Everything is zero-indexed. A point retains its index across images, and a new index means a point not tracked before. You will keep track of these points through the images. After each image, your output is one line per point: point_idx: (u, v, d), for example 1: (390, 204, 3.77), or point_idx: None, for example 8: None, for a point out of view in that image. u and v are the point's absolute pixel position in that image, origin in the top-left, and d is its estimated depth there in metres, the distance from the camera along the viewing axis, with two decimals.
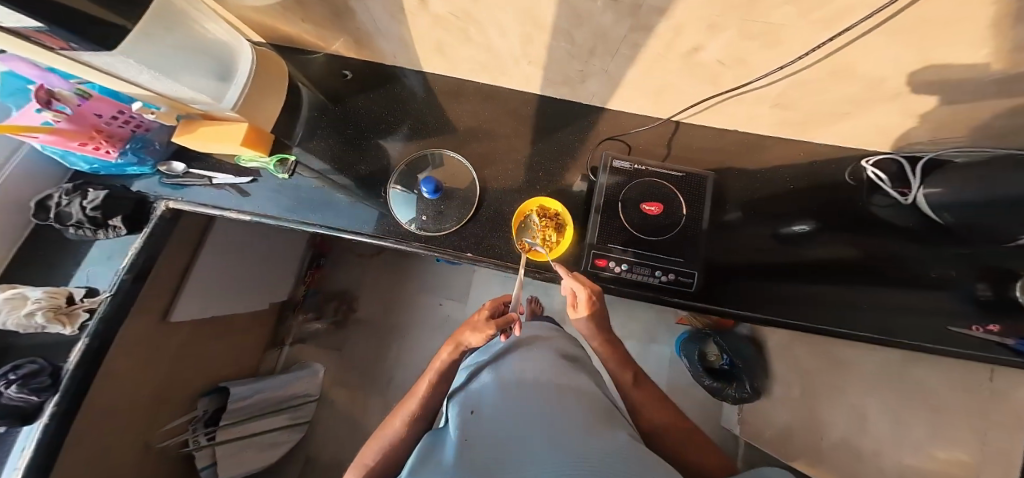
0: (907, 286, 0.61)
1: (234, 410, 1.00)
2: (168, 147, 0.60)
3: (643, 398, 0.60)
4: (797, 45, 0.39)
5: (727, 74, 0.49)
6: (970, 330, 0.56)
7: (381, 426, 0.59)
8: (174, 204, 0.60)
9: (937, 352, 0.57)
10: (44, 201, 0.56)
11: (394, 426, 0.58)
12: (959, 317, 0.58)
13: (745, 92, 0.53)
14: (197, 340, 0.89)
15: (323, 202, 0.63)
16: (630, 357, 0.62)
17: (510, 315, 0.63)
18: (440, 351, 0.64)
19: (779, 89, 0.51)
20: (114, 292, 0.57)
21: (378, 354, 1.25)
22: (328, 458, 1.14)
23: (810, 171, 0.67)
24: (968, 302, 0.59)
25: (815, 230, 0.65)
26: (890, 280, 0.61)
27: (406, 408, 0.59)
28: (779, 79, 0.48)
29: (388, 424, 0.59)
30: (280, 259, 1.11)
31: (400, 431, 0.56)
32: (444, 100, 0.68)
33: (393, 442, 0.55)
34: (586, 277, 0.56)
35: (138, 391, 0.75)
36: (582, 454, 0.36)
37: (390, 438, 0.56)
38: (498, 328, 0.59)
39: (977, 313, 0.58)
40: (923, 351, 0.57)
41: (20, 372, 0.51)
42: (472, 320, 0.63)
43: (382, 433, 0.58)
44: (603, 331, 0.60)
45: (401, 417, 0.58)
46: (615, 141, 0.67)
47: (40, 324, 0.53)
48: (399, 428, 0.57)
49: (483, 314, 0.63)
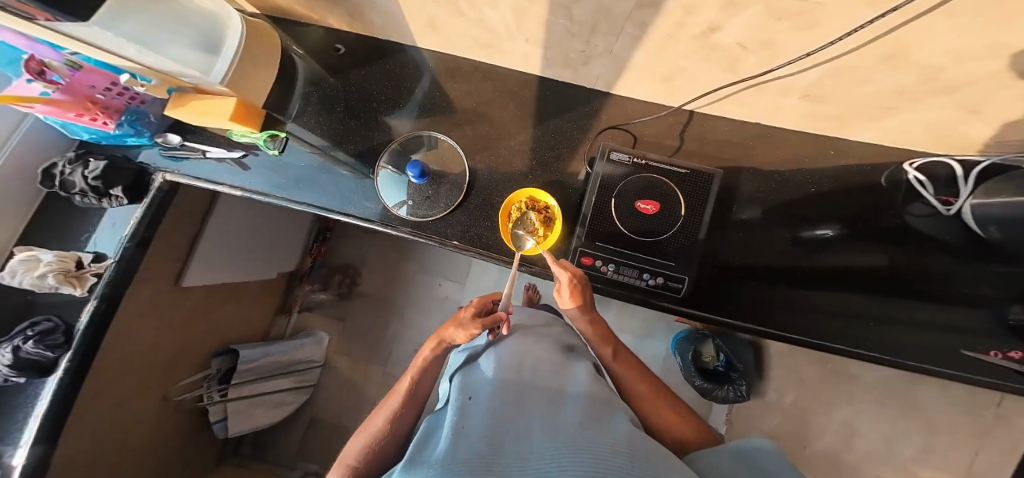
0: (943, 303, 0.57)
1: (243, 370, 1.06)
2: (163, 120, 0.63)
3: (624, 372, 0.58)
4: (830, 31, 0.34)
5: (748, 59, 0.43)
6: (988, 355, 0.54)
7: (361, 426, 0.55)
8: (170, 176, 0.64)
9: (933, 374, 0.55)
10: (50, 170, 0.60)
11: (373, 425, 0.53)
12: (983, 339, 0.55)
13: (768, 81, 0.47)
14: (209, 306, 0.94)
15: (313, 180, 0.65)
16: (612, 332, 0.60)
17: (498, 314, 0.58)
18: (422, 349, 0.58)
19: (809, 80, 0.44)
20: (118, 259, 0.63)
21: (380, 327, 1.30)
22: (330, 418, 1.24)
23: (843, 172, 0.60)
24: (1000, 325, 0.55)
25: (839, 237, 0.60)
26: (919, 294, 0.57)
27: (386, 407, 0.55)
28: (809, 69, 0.42)
29: (368, 424, 0.55)
30: (288, 230, 1.14)
31: (380, 429, 0.52)
32: (441, 79, 0.66)
33: (376, 439, 0.51)
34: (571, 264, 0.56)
35: (154, 351, 0.81)
36: (592, 458, 0.34)
37: (368, 438, 0.52)
38: (485, 327, 0.54)
39: (1008, 337, 0.54)
40: (916, 371, 0.56)
41: (37, 329, 0.59)
42: (456, 317, 0.57)
43: (359, 436, 0.54)
44: (590, 311, 0.57)
45: (381, 417, 0.54)
46: (619, 130, 0.63)
47: (54, 285, 0.59)
48: (381, 427, 0.52)
49: (468, 311, 0.58)
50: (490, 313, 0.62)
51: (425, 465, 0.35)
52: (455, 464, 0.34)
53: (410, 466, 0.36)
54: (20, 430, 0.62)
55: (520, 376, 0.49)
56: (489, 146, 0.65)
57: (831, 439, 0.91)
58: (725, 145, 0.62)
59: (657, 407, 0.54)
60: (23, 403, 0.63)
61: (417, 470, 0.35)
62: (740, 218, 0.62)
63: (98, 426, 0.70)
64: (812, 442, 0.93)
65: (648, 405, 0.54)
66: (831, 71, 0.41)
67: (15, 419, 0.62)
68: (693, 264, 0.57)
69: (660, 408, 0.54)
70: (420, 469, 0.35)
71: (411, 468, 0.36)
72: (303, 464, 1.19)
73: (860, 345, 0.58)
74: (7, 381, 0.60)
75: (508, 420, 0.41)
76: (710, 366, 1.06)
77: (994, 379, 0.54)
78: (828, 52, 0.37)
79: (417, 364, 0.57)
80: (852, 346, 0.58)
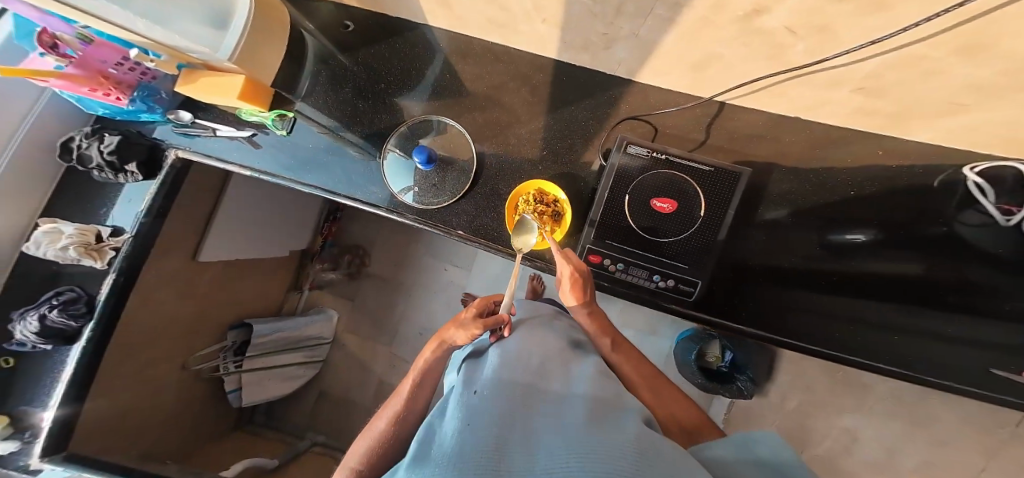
0: (976, 316, 0.54)
1: (258, 344, 1.10)
2: (174, 97, 0.63)
3: (622, 361, 0.60)
4: (903, 15, 0.29)
5: (798, 46, 0.38)
6: (1019, 375, 0.52)
7: (364, 429, 0.56)
8: (183, 153, 0.65)
9: (956, 392, 0.53)
10: (68, 144, 0.62)
11: (374, 430, 0.54)
12: (1015, 357, 0.53)
13: (816, 72, 0.42)
14: (224, 281, 0.98)
15: (320, 162, 0.65)
16: (609, 322, 0.62)
17: (500, 316, 0.58)
18: (423, 351, 0.58)
19: (867, 71, 0.39)
20: (135, 234, 0.65)
21: (388, 308, 1.32)
22: (339, 392, 1.29)
23: (890, 173, 0.54)
24: None
25: (874, 243, 0.56)
26: (948, 307, 0.55)
27: (388, 411, 0.55)
28: (871, 57, 0.37)
29: (371, 428, 0.55)
30: (300, 209, 1.16)
31: (381, 434, 0.53)
32: (453, 61, 0.63)
33: (378, 443, 0.52)
34: (576, 256, 0.56)
35: (173, 322, 0.85)
36: (591, 445, 0.32)
37: (369, 441, 0.53)
38: (486, 328, 0.53)
39: None
40: (939, 389, 0.54)
41: (61, 299, 0.63)
42: (458, 316, 0.56)
43: (362, 440, 0.54)
44: (589, 306, 0.58)
45: (382, 421, 0.54)
46: (639, 121, 0.60)
47: (75, 257, 0.62)
48: (382, 432, 0.53)
49: (471, 311, 0.57)
50: (491, 314, 0.62)
51: (430, 461, 0.33)
52: (461, 457, 0.32)
53: (415, 464, 0.35)
54: (49, 393, 0.66)
55: (526, 368, 0.47)
56: (499, 133, 0.63)
57: (830, 445, 0.93)
58: (751, 140, 0.58)
59: (659, 402, 0.54)
60: (51, 369, 0.67)
61: (423, 466, 0.33)
62: (765, 219, 0.58)
63: (121, 389, 0.75)
64: (810, 446, 0.94)
65: (649, 399, 0.54)
66: (897, 60, 0.36)
67: (43, 383, 0.66)
68: (707, 268, 0.55)
69: (661, 402, 0.53)
70: (426, 465, 0.33)
71: (416, 465, 0.34)
72: (312, 433, 1.25)
73: (880, 359, 0.56)
74: (35, 347, 0.64)
75: (515, 411, 0.39)
76: (714, 366, 0.97)
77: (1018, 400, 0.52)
78: (899, 37, 0.32)
79: (414, 372, 0.57)
80: (871, 360, 0.56)
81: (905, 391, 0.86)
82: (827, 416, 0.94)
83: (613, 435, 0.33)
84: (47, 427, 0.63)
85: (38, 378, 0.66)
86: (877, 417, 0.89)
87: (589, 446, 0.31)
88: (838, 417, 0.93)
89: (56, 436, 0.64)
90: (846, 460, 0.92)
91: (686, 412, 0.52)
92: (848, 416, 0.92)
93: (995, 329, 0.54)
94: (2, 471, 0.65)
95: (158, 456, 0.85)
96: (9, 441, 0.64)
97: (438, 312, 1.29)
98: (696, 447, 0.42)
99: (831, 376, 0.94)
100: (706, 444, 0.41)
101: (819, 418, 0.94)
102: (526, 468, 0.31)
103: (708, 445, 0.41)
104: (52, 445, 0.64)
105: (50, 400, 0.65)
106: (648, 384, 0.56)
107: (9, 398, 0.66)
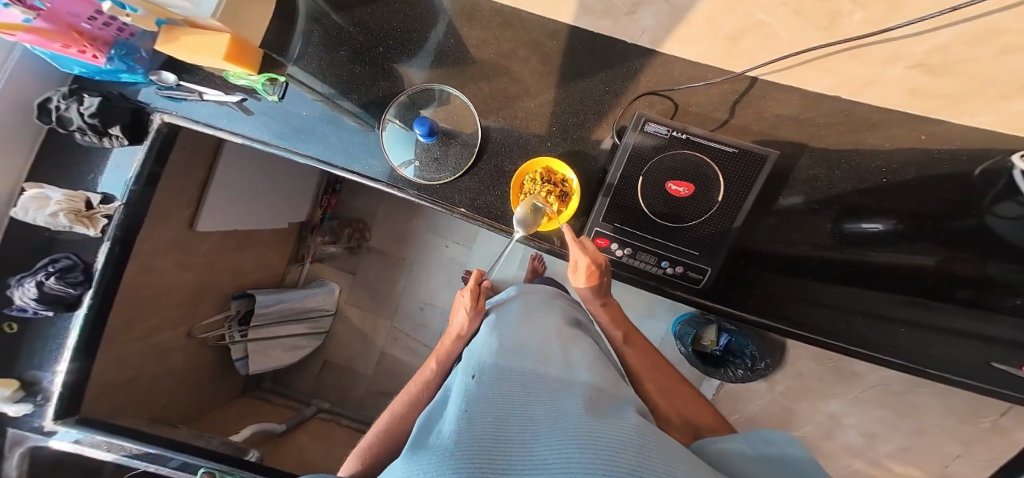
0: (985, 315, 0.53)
1: (261, 314, 1.11)
2: (156, 55, 0.59)
3: (635, 356, 0.60)
4: None
5: None
6: (1018, 369, 0.51)
7: (380, 415, 0.58)
8: (168, 118, 0.62)
9: (958, 386, 0.52)
10: (45, 104, 0.58)
11: (393, 410, 0.57)
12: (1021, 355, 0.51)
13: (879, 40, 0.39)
14: (223, 250, 0.96)
15: (314, 130, 0.61)
16: (623, 316, 0.62)
17: (480, 288, 0.65)
18: (442, 349, 0.64)
19: (934, 44, 0.37)
20: (127, 202, 0.64)
21: (389, 282, 1.32)
22: (342, 362, 1.32)
23: (930, 162, 0.49)
24: None
25: (891, 232, 0.53)
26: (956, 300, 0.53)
27: (404, 395, 0.59)
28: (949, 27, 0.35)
29: (389, 409, 0.58)
30: (297, 181, 1.12)
31: (396, 414, 0.55)
32: (458, 22, 0.58)
33: (392, 422, 0.54)
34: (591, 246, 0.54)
35: (173, 293, 0.85)
36: (595, 433, 0.29)
37: (385, 424, 0.55)
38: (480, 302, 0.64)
39: None
40: (939, 381, 0.53)
41: (57, 266, 0.61)
42: (458, 316, 0.65)
43: (377, 425, 0.56)
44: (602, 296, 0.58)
45: (399, 403, 0.58)
46: (659, 97, 0.55)
47: (67, 224, 0.60)
48: (397, 415, 0.55)
49: (462, 315, 0.64)
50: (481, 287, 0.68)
51: (427, 450, 0.32)
52: (456, 447, 0.30)
53: (413, 452, 0.33)
54: (54, 359, 0.66)
55: (527, 354, 0.45)
56: (506, 105, 0.59)
57: (812, 428, 0.99)
58: (779, 120, 0.52)
59: (665, 397, 0.53)
60: (54, 336, 0.66)
61: (421, 455, 0.31)
62: (782, 206, 0.55)
63: (122, 355, 0.75)
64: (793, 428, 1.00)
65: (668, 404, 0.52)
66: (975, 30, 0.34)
67: (47, 348, 0.66)
68: (718, 257, 0.52)
69: (675, 399, 0.53)
70: (422, 453, 0.32)
71: (413, 453, 0.33)
72: (317, 400, 1.28)
73: (884, 350, 0.54)
74: (37, 313, 0.63)
75: (515, 400, 0.37)
76: (708, 349, 0.99)
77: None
78: (983, 4, 0.32)
79: (435, 360, 0.63)
80: (876, 351, 0.54)
81: (894, 381, 0.86)
82: (814, 402, 0.96)
83: (616, 423, 0.31)
84: (57, 391, 0.64)
85: (41, 345, 0.66)
86: (861, 403, 0.91)
87: (591, 434, 0.29)
88: (823, 403, 0.95)
89: (67, 401, 0.66)
90: (824, 441, 0.96)
91: (697, 410, 0.51)
92: (832, 401, 0.94)
93: (1001, 325, 0.53)
94: (16, 432, 0.66)
95: (168, 421, 0.88)
96: (21, 403, 0.65)
97: (439, 287, 1.29)
98: (703, 443, 0.39)
99: (823, 363, 0.94)
100: (713, 441, 0.38)
101: (806, 402, 0.99)
102: (525, 461, 0.29)
103: (715, 441, 0.38)
104: (64, 409, 0.65)
105: (57, 365, 0.66)
106: (655, 381, 0.56)
107: (17, 363, 0.66)
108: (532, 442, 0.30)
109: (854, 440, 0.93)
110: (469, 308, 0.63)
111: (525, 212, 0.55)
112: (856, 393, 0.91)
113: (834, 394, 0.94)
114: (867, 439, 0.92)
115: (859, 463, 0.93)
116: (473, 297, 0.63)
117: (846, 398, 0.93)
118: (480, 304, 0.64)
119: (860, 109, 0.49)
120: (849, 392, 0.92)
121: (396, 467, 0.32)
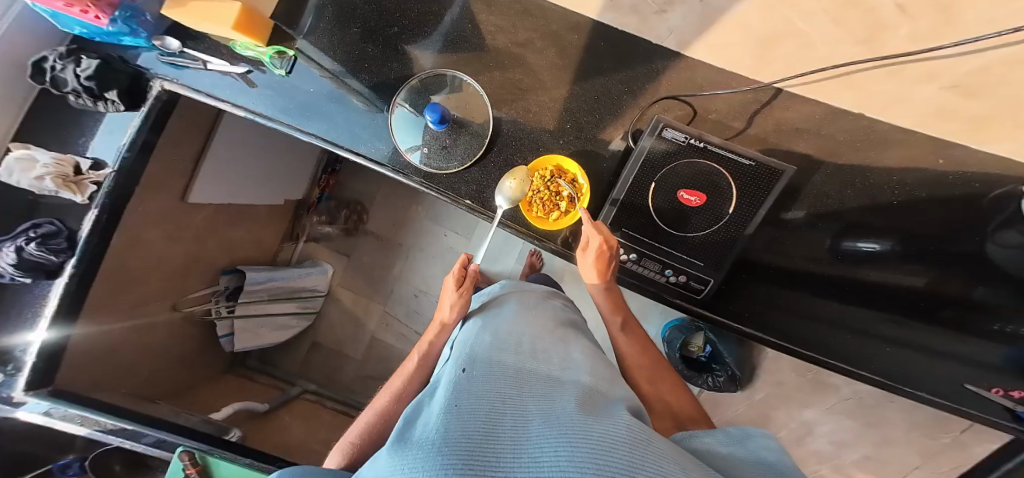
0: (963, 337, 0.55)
1: (252, 291, 1.09)
2: (160, 20, 0.56)
3: (630, 343, 0.60)
4: None
5: None
6: (989, 391, 0.53)
7: (367, 407, 0.58)
8: (168, 86, 0.59)
9: (927, 402, 0.54)
10: (39, 63, 0.55)
11: (378, 404, 0.57)
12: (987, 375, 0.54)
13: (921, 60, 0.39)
14: (216, 223, 0.94)
15: (322, 109, 0.59)
16: (625, 302, 0.61)
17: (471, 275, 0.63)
18: (428, 335, 0.64)
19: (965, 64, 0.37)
20: (117, 170, 0.60)
21: (383, 267, 1.31)
22: (331, 344, 1.31)
23: (939, 184, 0.49)
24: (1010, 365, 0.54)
25: (891, 254, 0.54)
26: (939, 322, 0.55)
27: (390, 388, 0.59)
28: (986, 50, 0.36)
29: (376, 403, 0.58)
30: (295, 157, 1.10)
31: (381, 410, 0.55)
32: (476, 6, 0.56)
33: (379, 417, 0.54)
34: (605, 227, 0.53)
35: (162, 264, 0.83)
36: (585, 430, 0.29)
37: (372, 417, 0.55)
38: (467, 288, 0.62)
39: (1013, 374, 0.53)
40: (911, 398, 0.54)
41: (38, 232, 0.58)
42: (444, 303, 0.63)
43: (364, 417, 0.56)
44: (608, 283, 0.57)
45: (386, 396, 0.58)
46: (677, 101, 0.54)
47: (52, 189, 0.57)
48: (383, 408, 0.55)
49: (450, 298, 0.62)
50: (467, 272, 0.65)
51: (414, 443, 0.31)
52: (442, 439, 0.30)
53: (398, 445, 0.32)
54: (31, 327, 0.64)
55: (518, 352, 0.44)
56: (520, 98, 0.57)
57: (787, 433, 0.99)
58: (795, 133, 0.52)
59: (659, 394, 0.53)
60: (33, 302, 0.64)
61: (407, 449, 0.31)
62: (788, 220, 0.55)
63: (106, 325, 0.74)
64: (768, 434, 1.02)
65: (653, 395, 0.53)
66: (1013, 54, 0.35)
67: (24, 315, 0.64)
68: (724, 268, 0.52)
69: (662, 390, 0.54)
70: (408, 447, 0.31)
71: (398, 444, 0.33)
72: (303, 380, 1.28)
73: (863, 366, 0.55)
74: (15, 279, 0.61)
75: (505, 398, 0.36)
76: (694, 355, 1.00)
77: (985, 416, 0.53)
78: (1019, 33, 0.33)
79: (418, 354, 0.63)
80: (857, 368, 0.55)
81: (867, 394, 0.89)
82: (791, 410, 0.98)
83: (606, 421, 0.31)
84: (31, 362, 0.60)
85: (19, 311, 0.64)
86: (834, 414, 0.95)
87: (581, 430, 0.29)
88: (800, 411, 0.97)
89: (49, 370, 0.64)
90: (797, 448, 0.99)
91: (679, 399, 0.52)
92: (807, 410, 0.97)
93: (976, 347, 0.55)
94: None
95: (151, 393, 0.87)
96: None
97: (434, 275, 1.28)
98: (680, 435, 0.39)
99: (802, 374, 0.97)
100: (692, 434, 0.38)
101: (781, 410, 0.98)
102: (513, 457, 0.28)
103: (695, 435, 0.38)
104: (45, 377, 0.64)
105: (32, 334, 0.62)
106: (645, 373, 0.57)
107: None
108: (520, 440, 0.30)
109: (825, 448, 0.96)
110: (453, 291, 0.62)
111: (512, 179, 0.55)
112: (831, 404, 0.95)
113: (811, 402, 0.97)
114: (836, 447, 0.95)
115: (826, 469, 0.97)
116: (457, 281, 0.62)
117: (822, 407, 0.96)
118: (466, 288, 0.62)
119: (881, 128, 0.49)
120: (825, 402, 0.95)
121: (380, 460, 0.31)
